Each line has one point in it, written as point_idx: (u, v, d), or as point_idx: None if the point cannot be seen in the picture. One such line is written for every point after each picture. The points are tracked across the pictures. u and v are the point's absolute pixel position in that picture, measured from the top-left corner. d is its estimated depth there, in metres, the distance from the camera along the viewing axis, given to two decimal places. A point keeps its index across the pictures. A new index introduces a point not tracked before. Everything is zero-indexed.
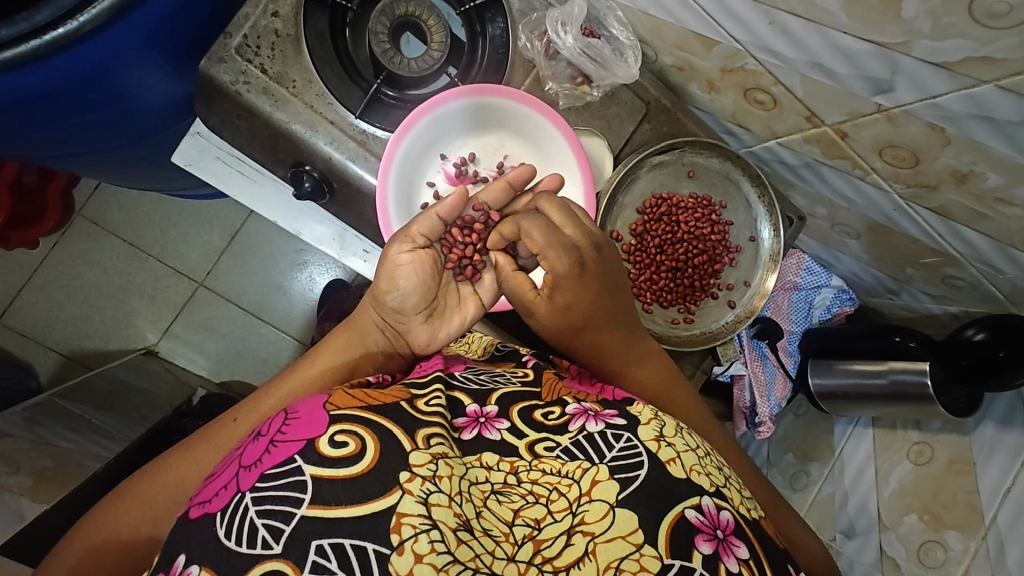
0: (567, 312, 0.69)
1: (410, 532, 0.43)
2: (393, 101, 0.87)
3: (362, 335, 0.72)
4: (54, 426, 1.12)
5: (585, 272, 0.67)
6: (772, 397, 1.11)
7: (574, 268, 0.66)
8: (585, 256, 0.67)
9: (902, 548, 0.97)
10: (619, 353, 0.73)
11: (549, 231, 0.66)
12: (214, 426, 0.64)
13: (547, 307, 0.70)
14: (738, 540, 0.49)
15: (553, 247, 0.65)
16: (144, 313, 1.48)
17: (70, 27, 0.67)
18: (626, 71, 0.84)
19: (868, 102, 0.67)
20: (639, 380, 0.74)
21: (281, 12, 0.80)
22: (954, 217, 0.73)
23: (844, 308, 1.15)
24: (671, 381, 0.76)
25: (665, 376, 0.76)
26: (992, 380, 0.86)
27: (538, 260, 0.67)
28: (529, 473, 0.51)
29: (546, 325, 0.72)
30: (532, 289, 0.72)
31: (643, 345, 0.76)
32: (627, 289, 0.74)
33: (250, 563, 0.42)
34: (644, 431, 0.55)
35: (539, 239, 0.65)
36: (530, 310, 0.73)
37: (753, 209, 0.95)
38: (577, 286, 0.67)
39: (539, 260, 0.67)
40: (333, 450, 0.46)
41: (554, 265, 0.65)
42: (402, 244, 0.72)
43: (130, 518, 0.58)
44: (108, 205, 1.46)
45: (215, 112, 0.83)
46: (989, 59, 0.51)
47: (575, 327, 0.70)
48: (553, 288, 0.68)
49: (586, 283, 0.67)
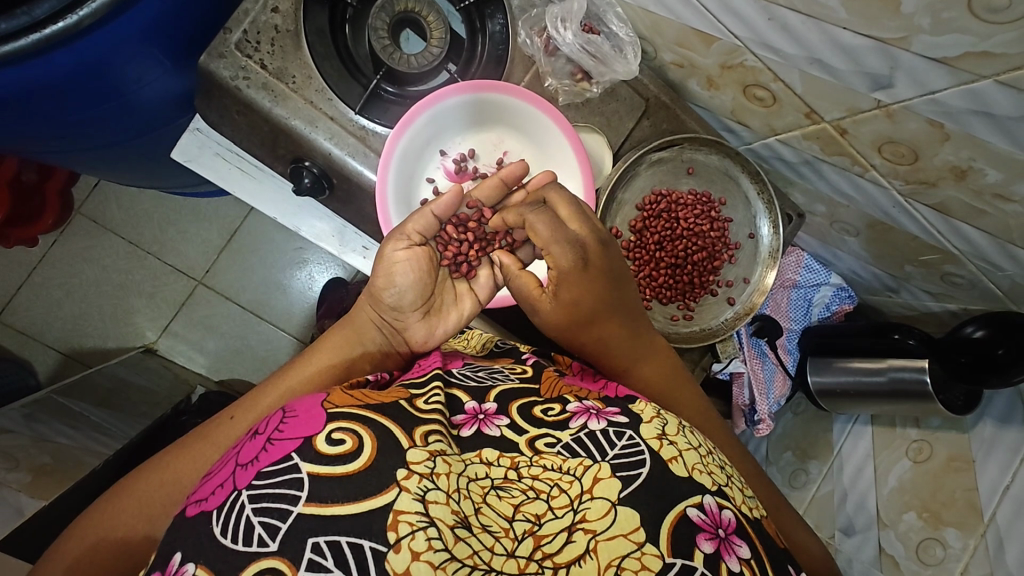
0: (572, 309, 0.70)
1: (407, 530, 0.43)
2: (393, 97, 0.87)
3: (360, 334, 0.71)
4: (53, 423, 1.12)
5: (589, 268, 0.68)
6: (772, 394, 1.11)
7: (575, 263, 0.67)
8: (589, 252, 0.68)
9: (901, 546, 0.97)
10: (621, 351, 0.72)
11: (552, 225, 0.67)
12: (212, 423, 0.64)
13: (551, 305, 0.71)
14: (740, 540, 0.49)
15: (557, 242, 0.67)
16: (143, 311, 1.48)
17: (70, 21, 0.67)
18: (625, 68, 0.84)
19: (867, 99, 0.67)
20: (643, 377, 0.73)
21: (280, 7, 0.80)
22: (954, 214, 0.74)
23: (844, 306, 1.15)
24: (675, 380, 0.75)
25: (671, 373, 0.75)
26: (992, 377, 0.85)
27: (542, 255, 0.68)
28: (529, 468, 0.51)
29: (551, 324, 0.73)
30: (538, 287, 0.74)
31: (648, 342, 0.75)
32: (631, 285, 0.74)
33: (245, 561, 0.42)
34: (646, 429, 0.55)
35: (544, 233, 0.67)
36: (534, 310, 0.74)
37: (752, 205, 0.95)
38: (581, 280, 0.68)
39: (544, 255, 0.68)
40: (330, 448, 0.46)
41: (559, 262, 0.67)
42: (396, 243, 0.72)
43: (127, 516, 0.58)
44: (107, 202, 1.46)
45: (214, 108, 0.83)
46: (988, 53, 0.51)
47: (575, 323, 0.70)
48: (558, 284, 0.69)
49: (593, 276, 0.69)
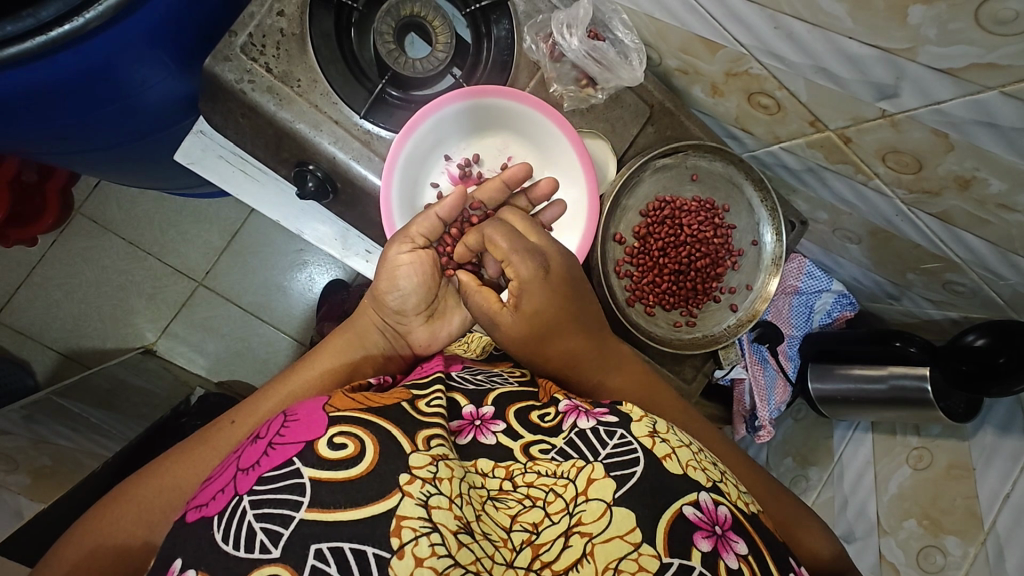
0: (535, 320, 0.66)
1: (410, 536, 0.42)
2: (397, 101, 0.87)
3: (362, 337, 0.71)
4: (52, 425, 1.12)
5: (551, 277, 0.66)
6: (772, 401, 1.12)
7: (538, 272, 0.65)
8: (549, 261, 0.67)
9: (901, 553, 0.96)
10: (588, 360, 0.70)
11: (508, 236, 0.66)
12: (211, 428, 0.63)
13: (511, 317, 0.67)
14: (737, 535, 0.49)
15: (517, 252, 0.65)
16: (143, 313, 1.48)
17: (77, 23, 0.67)
18: (630, 74, 0.84)
19: (873, 107, 0.67)
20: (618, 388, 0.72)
21: (286, 11, 0.80)
22: (955, 222, 0.74)
23: (844, 313, 1.15)
24: (649, 387, 0.74)
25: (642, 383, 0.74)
26: (992, 386, 0.84)
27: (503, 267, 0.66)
28: (524, 476, 0.51)
29: (512, 338, 0.68)
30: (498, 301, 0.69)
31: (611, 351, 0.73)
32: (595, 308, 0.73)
33: (249, 567, 0.42)
34: (637, 427, 0.54)
35: (503, 245, 0.65)
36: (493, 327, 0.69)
37: (755, 213, 0.96)
38: (541, 290, 0.66)
39: (505, 266, 0.66)
40: (332, 452, 0.46)
41: (519, 271, 0.65)
42: (401, 245, 0.70)
43: (127, 522, 0.57)
44: (108, 204, 1.45)
45: (220, 111, 0.83)
46: (994, 65, 0.52)
47: (535, 335, 0.68)
48: (519, 294, 0.66)
49: (553, 289, 0.66)
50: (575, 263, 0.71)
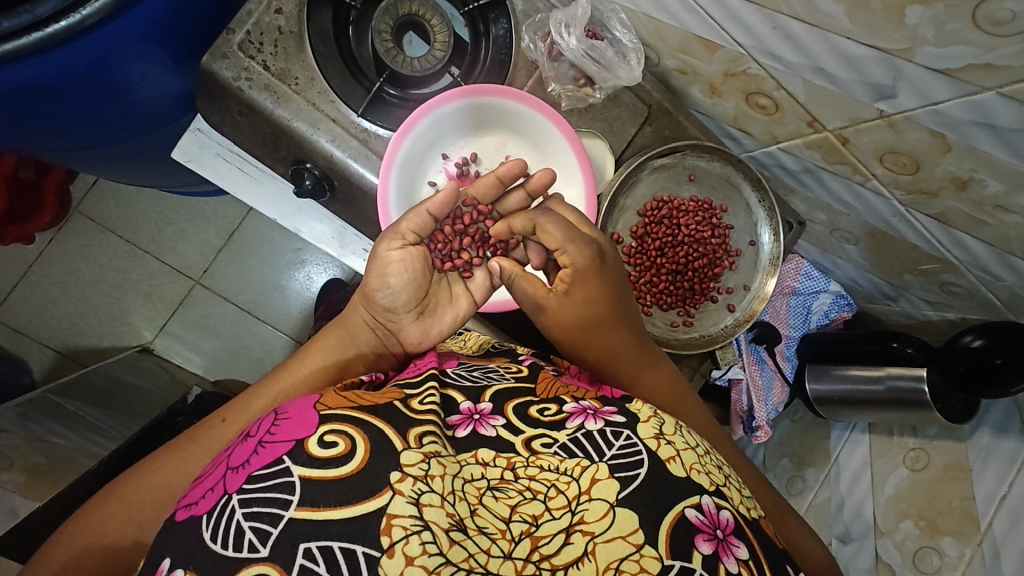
0: (581, 306, 0.70)
1: (401, 534, 0.42)
2: (395, 100, 0.87)
3: (354, 335, 0.70)
4: (47, 423, 1.12)
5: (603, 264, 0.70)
6: (770, 402, 1.12)
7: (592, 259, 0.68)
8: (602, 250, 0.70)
9: (897, 554, 0.96)
10: (627, 359, 0.73)
11: (563, 226, 0.68)
12: (202, 426, 0.63)
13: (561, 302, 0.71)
14: (738, 540, 0.49)
15: (571, 242, 0.67)
16: (139, 311, 1.47)
17: (74, 19, 0.66)
18: (628, 74, 0.84)
19: (870, 108, 0.67)
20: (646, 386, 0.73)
21: (284, 9, 0.80)
22: (953, 223, 0.74)
23: (842, 313, 1.15)
24: (676, 396, 0.75)
25: (672, 388, 0.75)
26: (990, 388, 0.85)
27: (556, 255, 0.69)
28: (525, 469, 0.50)
29: (559, 322, 0.72)
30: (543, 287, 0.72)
31: (654, 355, 0.75)
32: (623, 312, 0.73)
33: (236, 567, 0.42)
34: (643, 428, 0.54)
35: (556, 234, 0.67)
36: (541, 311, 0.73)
37: (753, 213, 0.96)
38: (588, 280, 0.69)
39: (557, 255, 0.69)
40: (322, 451, 0.46)
41: (573, 260, 0.68)
42: (392, 241, 0.70)
43: (117, 521, 0.57)
44: (105, 201, 1.45)
45: (216, 109, 0.83)
46: (991, 66, 0.52)
47: (581, 323, 0.71)
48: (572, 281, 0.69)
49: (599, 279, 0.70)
50: (614, 261, 0.73)
